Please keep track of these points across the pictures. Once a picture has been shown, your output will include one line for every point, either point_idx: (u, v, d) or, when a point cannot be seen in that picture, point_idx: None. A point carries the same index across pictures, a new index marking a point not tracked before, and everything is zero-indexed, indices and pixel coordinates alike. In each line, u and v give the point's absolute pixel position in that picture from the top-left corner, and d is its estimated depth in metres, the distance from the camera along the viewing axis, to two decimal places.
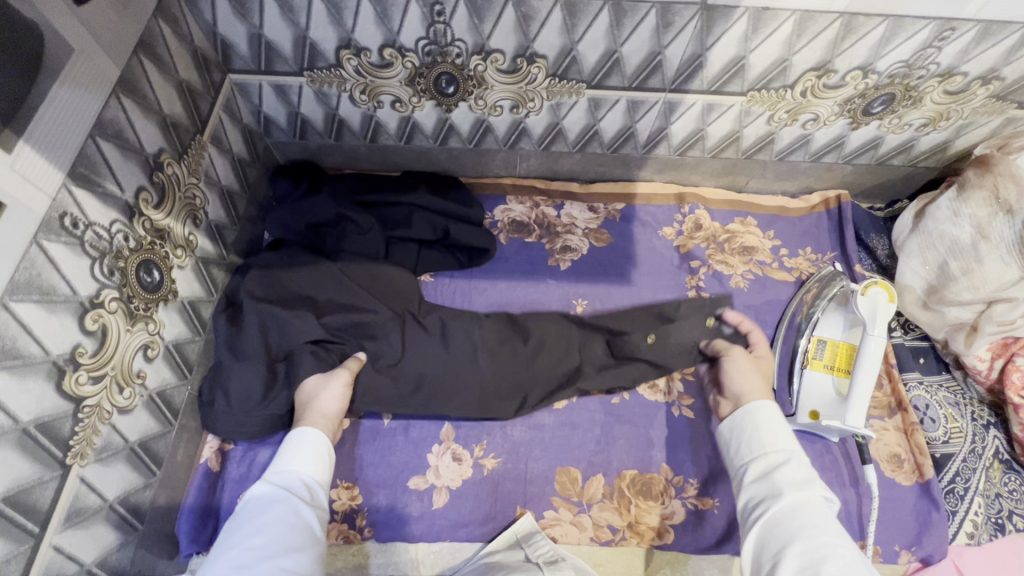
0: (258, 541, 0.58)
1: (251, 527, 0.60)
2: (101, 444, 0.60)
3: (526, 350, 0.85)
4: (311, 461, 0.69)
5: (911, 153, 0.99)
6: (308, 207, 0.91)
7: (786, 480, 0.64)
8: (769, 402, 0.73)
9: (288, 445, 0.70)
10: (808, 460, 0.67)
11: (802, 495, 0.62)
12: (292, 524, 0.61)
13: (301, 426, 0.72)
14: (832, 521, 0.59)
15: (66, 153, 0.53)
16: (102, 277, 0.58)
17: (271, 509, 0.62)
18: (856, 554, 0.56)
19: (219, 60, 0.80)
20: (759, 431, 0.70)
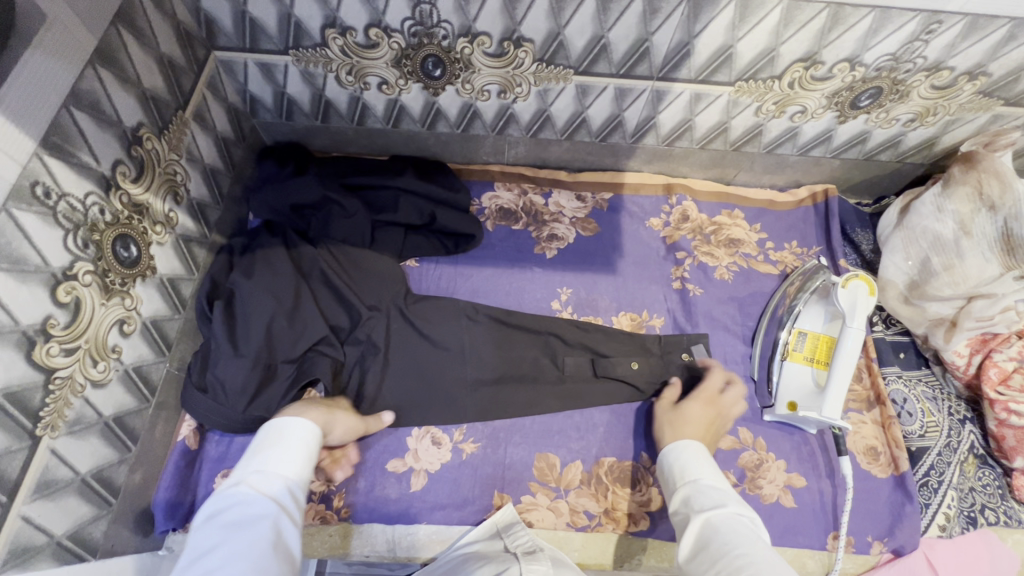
0: (242, 555, 0.53)
1: (234, 538, 0.55)
2: (74, 417, 0.60)
3: (502, 347, 0.91)
4: (293, 467, 0.65)
5: (899, 149, 0.99)
6: (290, 188, 0.90)
7: (705, 505, 0.65)
8: (679, 446, 0.75)
9: (275, 446, 0.66)
10: (715, 482, 0.68)
11: (719, 514, 0.63)
12: (275, 537, 0.56)
13: (289, 423, 0.69)
14: (748, 533, 0.60)
15: (38, 122, 0.52)
16: (75, 249, 0.58)
17: (256, 519, 0.57)
18: (762, 558, 0.56)
19: (203, 36, 0.79)
20: (679, 463, 0.72)
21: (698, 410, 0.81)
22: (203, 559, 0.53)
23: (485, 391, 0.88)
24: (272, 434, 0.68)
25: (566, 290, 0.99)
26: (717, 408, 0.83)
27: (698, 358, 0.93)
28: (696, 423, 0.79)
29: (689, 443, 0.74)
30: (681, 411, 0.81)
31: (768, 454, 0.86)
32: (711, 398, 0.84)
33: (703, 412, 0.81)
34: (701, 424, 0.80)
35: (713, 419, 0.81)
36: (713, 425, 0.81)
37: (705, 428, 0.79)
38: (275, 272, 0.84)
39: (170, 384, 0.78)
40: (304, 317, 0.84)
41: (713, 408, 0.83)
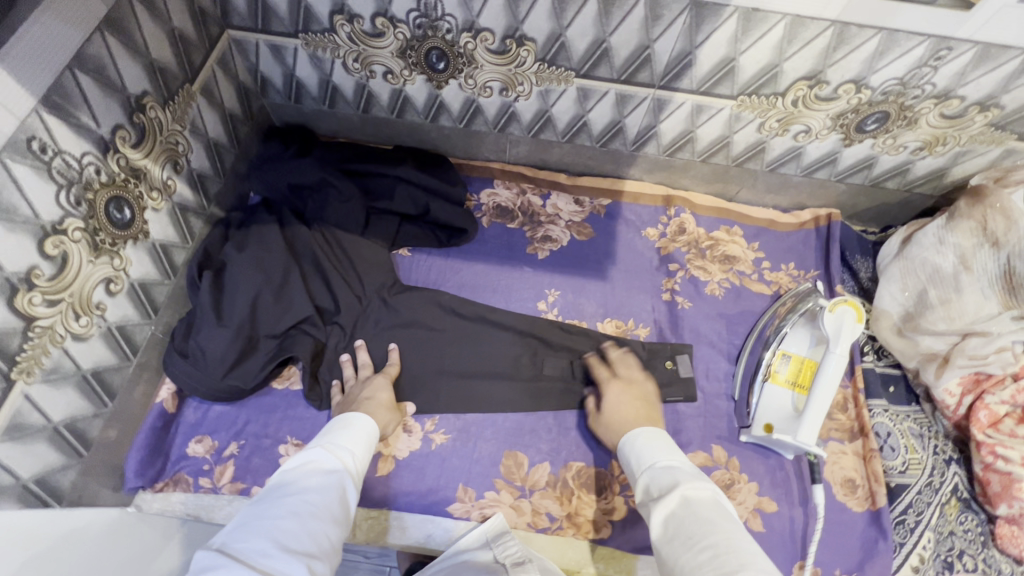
0: (313, 498, 0.60)
1: (306, 483, 0.62)
2: (50, 366, 0.62)
3: (481, 343, 0.92)
4: (363, 446, 0.72)
5: (907, 178, 0.96)
6: (290, 167, 0.92)
7: (662, 492, 0.64)
8: (630, 440, 0.73)
9: (346, 424, 0.73)
10: (672, 464, 0.67)
11: (676, 502, 0.62)
12: (337, 492, 0.63)
13: (360, 414, 0.75)
14: (708, 517, 0.59)
15: (40, 80, 0.55)
16: (67, 205, 0.60)
17: (325, 474, 0.64)
18: (733, 547, 0.55)
19: (217, 15, 0.82)
20: (633, 453, 0.72)
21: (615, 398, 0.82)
22: (277, 494, 0.61)
23: (461, 386, 0.89)
24: (344, 416, 0.74)
25: (554, 292, 0.99)
26: (636, 386, 0.85)
27: (681, 369, 0.92)
28: (628, 406, 0.80)
29: (632, 433, 0.74)
30: (610, 402, 0.82)
31: (741, 475, 0.84)
32: (625, 378, 0.86)
33: (626, 394, 0.83)
34: (630, 405, 0.81)
35: (639, 397, 0.83)
36: (643, 400, 0.82)
37: (634, 408, 0.80)
38: (266, 249, 0.86)
39: (154, 346, 0.81)
40: (290, 296, 0.85)
41: (632, 387, 0.84)
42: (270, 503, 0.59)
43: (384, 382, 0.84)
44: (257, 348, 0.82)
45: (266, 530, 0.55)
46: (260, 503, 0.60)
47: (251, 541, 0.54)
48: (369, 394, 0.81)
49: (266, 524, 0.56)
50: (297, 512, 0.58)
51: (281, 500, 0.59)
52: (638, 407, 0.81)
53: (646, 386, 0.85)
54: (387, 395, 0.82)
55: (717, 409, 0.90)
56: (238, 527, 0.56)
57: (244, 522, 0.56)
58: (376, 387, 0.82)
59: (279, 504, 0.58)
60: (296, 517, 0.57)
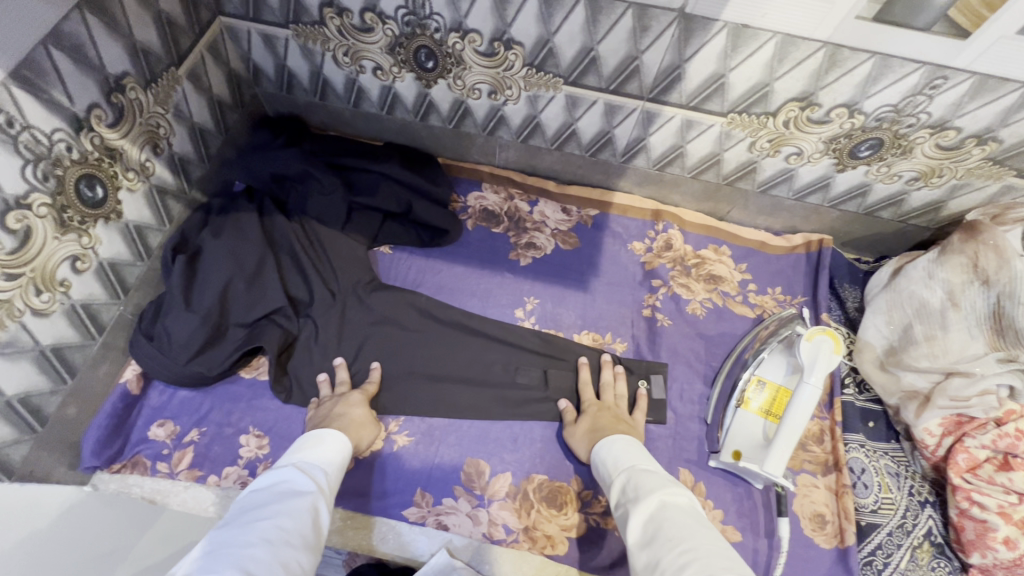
0: (285, 524, 0.59)
1: (278, 508, 0.61)
2: (6, 339, 0.62)
3: (454, 347, 0.91)
4: (333, 467, 0.71)
5: (902, 208, 0.94)
6: (276, 156, 0.92)
7: (639, 495, 0.65)
8: (609, 444, 0.76)
9: (316, 443, 0.72)
10: (649, 470, 0.70)
11: (654, 505, 0.63)
12: (309, 518, 0.62)
13: (330, 430, 0.75)
14: (685, 521, 0.60)
15: (8, 54, 0.55)
16: (33, 180, 0.61)
17: (297, 499, 0.63)
18: (712, 547, 0.56)
19: (210, 1, 0.82)
20: (611, 457, 0.74)
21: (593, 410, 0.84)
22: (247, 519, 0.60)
23: (430, 389, 0.88)
24: (313, 435, 0.74)
25: (532, 300, 0.98)
26: (612, 408, 0.85)
27: (654, 388, 0.90)
28: (602, 420, 0.82)
29: (609, 438, 0.77)
30: (588, 418, 0.83)
31: (706, 501, 0.82)
32: (603, 398, 0.86)
33: (601, 411, 0.84)
34: (604, 422, 0.81)
35: (613, 415, 0.83)
36: (618, 420, 0.83)
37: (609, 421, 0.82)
38: (242, 237, 0.85)
39: (123, 326, 0.80)
40: (263, 286, 0.85)
41: (608, 407, 0.85)
42: (240, 530, 0.57)
43: (361, 399, 0.82)
44: (225, 337, 0.82)
45: (236, 558, 0.53)
46: (228, 529, 0.58)
47: (220, 569, 0.52)
48: (344, 410, 0.80)
49: (235, 552, 0.55)
50: (270, 539, 0.57)
51: (251, 526, 0.58)
52: (612, 421, 0.82)
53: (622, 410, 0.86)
54: (362, 412, 0.81)
55: (688, 432, 0.88)
56: (207, 556, 0.54)
57: (213, 551, 0.55)
58: (351, 403, 0.81)
59: (250, 530, 0.57)
60: (270, 544, 0.56)
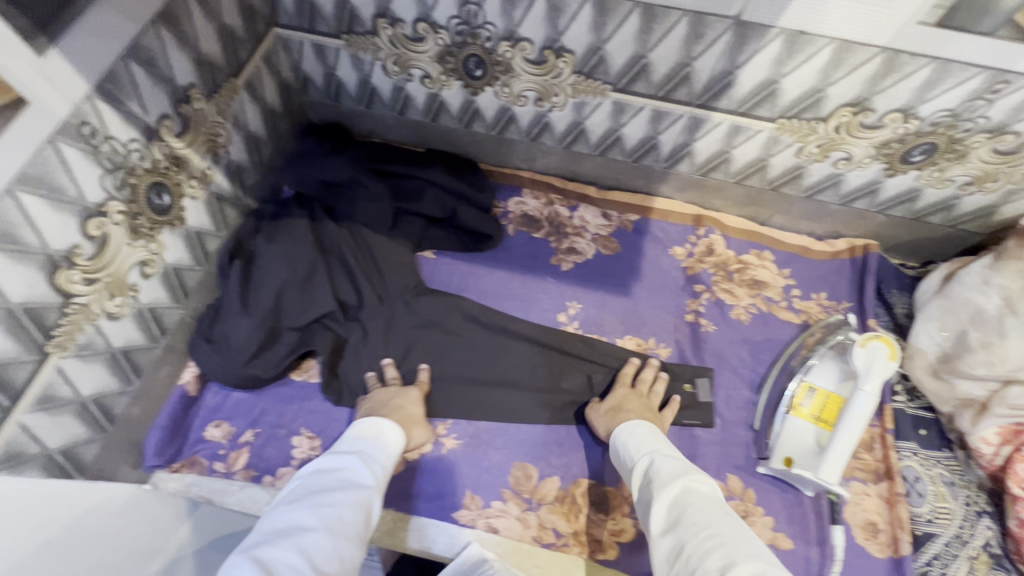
0: (345, 514, 0.63)
1: (338, 499, 0.64)
2: (84, 341, 0.64)
3: (500, 351, 0.92)
4: (390, 459, 0.74)
5: (952, 214, 0.93)
6: (324, 164, 0.94)
7: (663, 481, 0.67)
8: (630, 428, 0.77)
9: (378, 433, 0.75)
10: (671, 456, 0.71)
11: (678, 492, 0.65)
12: (366, 510, 0.65)
13: (389, 421, 0.77)
14: (708, 508, 0.62)
15: (94, 67, 0.57)
16: (110, 188, 0.63)
17: (357, 489, 0.66)
18: (737, 534, 0.58)
19: (266, 13, 0.84)
20: (631, 442, 0.75)
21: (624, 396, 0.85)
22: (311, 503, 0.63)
23: (477, 393, 0.89)
24: (375, 423, 0.76)
25: (575, 305, 0.99)
26: (645, 396, 0.87)
27: (700, 394, 0.90)
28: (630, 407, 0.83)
29: (631, 424, 0.77)
30: (617, 401, 0.84)
31: (756, 508, 0.82)
32: (638, 386, 0.88)
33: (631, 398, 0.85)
34: (632, 407, 0.83)
35: (642, 403, 0.85)
36: (645, 408, 0.84)
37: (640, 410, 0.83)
38: (295, 243, 0.87)
39: (182, 329, 0.83)
40: (315, 291, 0.87)
41: (639, 396, 0.86)
42: (303, 518, 0.61)
43: (417, 395, 0.85)
44: (280, 341, 0.84)
45: (299, 548, 0.57)
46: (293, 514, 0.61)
47: (284, 557, 0.56)
48: (401, 403, 0.82)
49: (297, 541, 0.58)
50: (331, 528, 0.60)
51: (313, 515, 0.61)
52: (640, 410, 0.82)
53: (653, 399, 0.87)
54: (417, 408, 0.83)
55: (735, 438, 0.87)
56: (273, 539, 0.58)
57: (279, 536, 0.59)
58: (408, 399, 0.83)
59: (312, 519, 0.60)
60: (331, 533, 0.60)
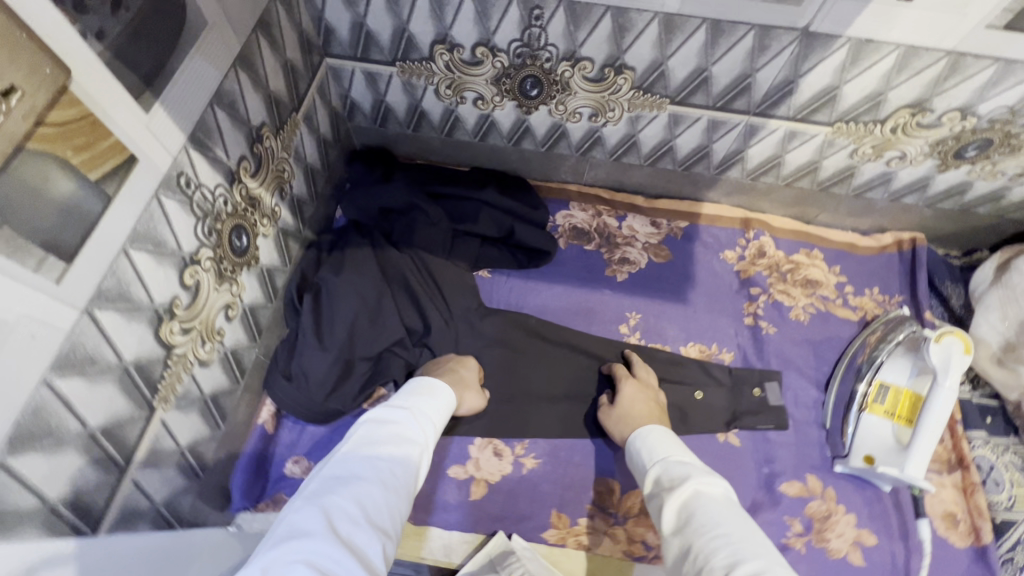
0: (397, 469, 0.59)
1: (392, 452, 0.61)
2: (182, 391, 0.64)
3: (569, 367, 0.93)
4: (438, 420, 0.71)
5: (1000, 204, 0.95)
6: (379, 192, 0.94)
7: (675, 482, 0.62)
8: (640, 432, 0.72)
9: (428, 395, 0.72)
10: (682, 457, 0.66)
11: (689, 494, 0.60)
12: (416, 466, 0.62)
13: (441, 385, 0.76)
14: (721, 511, 0.57)
15: (189, 117, 0.56)
16: (201, 236, 0.62)
17: (408, 444, 0.63)
18: (748, 536, 0.54)
19: (320, 45, 0.84)
20: (643, 446, 0.70)
21: (631, 395, 0.83)
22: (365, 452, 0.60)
23: (550, 411, 0.89)
24: (427, 384, 0.74)
25: (635, 315, 0.99)
26: (648, 388, 0.86)
27: (770, 397, 0.91)
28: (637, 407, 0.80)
29: (642, 428, 0.73)
30: (624, 404, 0.82)
31: (837, 506, 0.83)
32: (638, 378, 0.86)
33: (637, 395, 0.83)
34: (643, 408, 0.80)
35: (649, 398, 0.83)
36: (654, 404, 0.83)
37: (648, 409, 0.81)
38: (360, 272, 0.87)
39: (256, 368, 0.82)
40: (385, 319, 0.86)
41: (644, 392, 0.84)
42: (356, 467, 0.57)
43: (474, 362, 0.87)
44: (355, 373, 0.83)
45: (354, 498, 0.54)
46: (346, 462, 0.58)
47: (341, 505, 0.53)
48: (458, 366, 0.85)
49: (353, 489, 0.55)
50: (384, 482, 0.57)
51: (367, 464, 0.58)
52: (646, 408, 0.80)
53: (655, 389, 0.87)
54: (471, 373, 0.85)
55: (809, 438, 0.88)
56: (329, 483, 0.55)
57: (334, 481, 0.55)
58: (464, 363, 0.85)
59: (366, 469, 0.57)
60: (384, 487, 0.56)
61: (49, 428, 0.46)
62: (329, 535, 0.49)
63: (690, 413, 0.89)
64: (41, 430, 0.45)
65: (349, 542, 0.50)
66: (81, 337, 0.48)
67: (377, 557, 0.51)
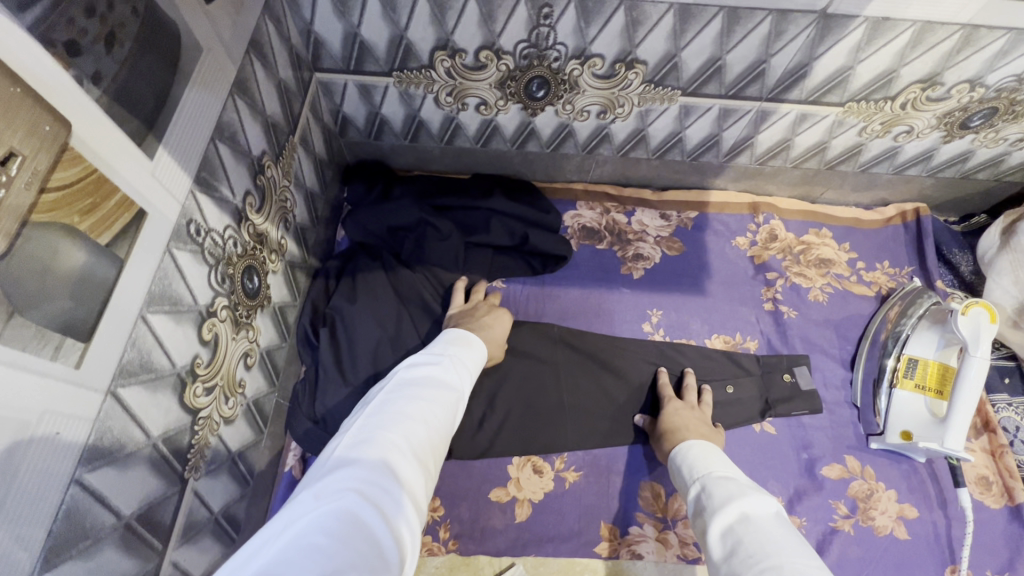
0: (437, 412, 0.55)
1: (433, 394, 0.56)
2: (211, 456, 0.59)
3: (600, 373, 0.89)
4: (476, 370, 0.66)
5: (999, 168, 0.97)
6: (386, 210, 0.88)
7: (719, 504, 0.58)
8: (685, 453, 0.70)
9: (466, 346, 0.67)
10: (732, 476, 0.62)
11: (735, 518, 0.55)
12: (456, 409, 0.58)
13: (475, 337, 0.70)
14: (769, 537, 0.52)
15: (192, 158, 0.51)
16: (216, 285, 0.56)
17: (448, 388, 0.59)
18: (803, 566, 0.48)
19: (309, 59, 0.78)
20: (687, 466, 0.68)
21: (679, 414, 0.79)
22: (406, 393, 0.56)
23: (587, 422, 0.86)
24: (464, 335, 0.69)
25: (656, 312, 0.97)
26: (696, 410, 0.82)
27: (800, 381, 0.91)
28: (687, 423, 0.77)
29: (686, 444, 0.71)
30: (667, 419, 0.79)
31: (878, 483, 0.84)
32: (687, 400, 0.83)
33: (685, 413, 0.80)
34: (690, 424, 0.77)
35: (697, 416, 0.80)
36: (700, 421, 0.79)
37: (695, 426, 0.77)
38: (377, 299, 0.82)
39: (277, 413, 0.77)
40: (407, 346, 0.81)
41: (692, 409, 0.81)
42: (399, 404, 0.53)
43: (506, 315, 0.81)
44: None
45: (400, 433, 0.50)
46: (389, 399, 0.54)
47: (387, 437, 0.49)
48: (490, 322, 0.78)
49: (398, 425, 0.51)
50: (426, 420, 0.53)
51: (410, 402, 0.54)
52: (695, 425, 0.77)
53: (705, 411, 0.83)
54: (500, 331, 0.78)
55: (841, 418, 0.89)
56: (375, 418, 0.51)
57: (379, 415, 0.52)
58: (496, 319, 0.79)
59: (409, 407, 0.53)
60: (425, 426, 0.52)
61: (84, 530, 0.41)
62: (377, 468, 0.46)
63: (725, 408, 0.88)
64: (76, 534, 0.41)
65: (395, 472, 0.47)
66: (107, 422, 0.42)
67: (421, 492, 0.48)
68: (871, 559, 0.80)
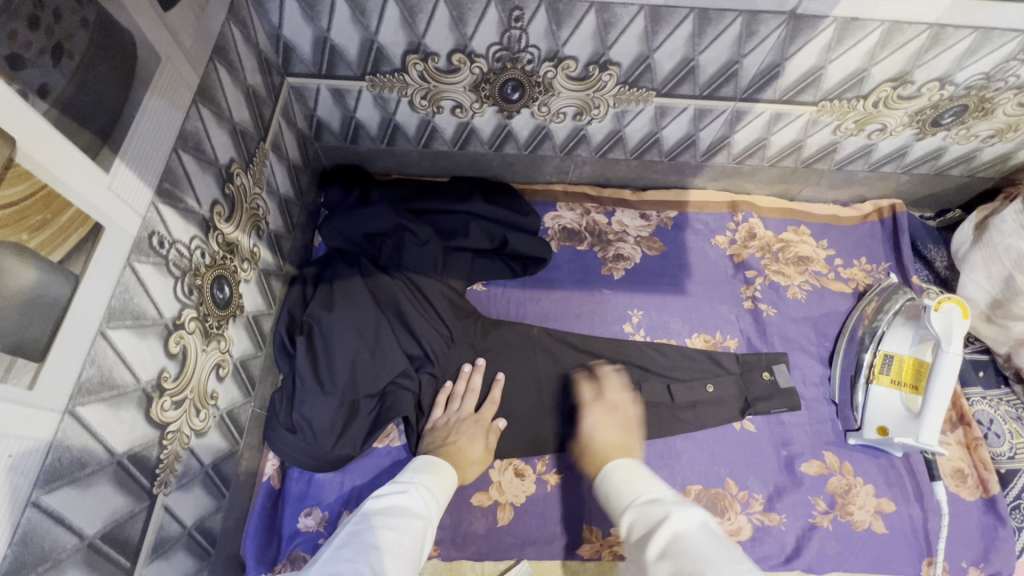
0: (404, 540, 0.57)
1: (399, 520, 0.59)
2: (181, 470, 0.58)
3: (581, 375, 0.89)
4: (445, 498, 0.68)
5: (972, 164, 0.98)
6: (363, 215, 0.87)
7: (651, 529, 0.56)
8: (609, 470, 0.67)
9: (434, 472, 0.70)
10: (658, 497, 0.60)
11: (668, 540, 0.53)
12: (424, 535, 0.60)
13: (445, 461, 0.73)
14: (701, 551, 0.50)
15: (153, 169, 0.50)
16: (182, 297, 0.55)
17: (415, 516, 0.61)
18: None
19: (279, 64, 0.77)
20: (613, 489, 0.65)
21: (598, 422, 0.77)
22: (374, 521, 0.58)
23: (568, 424, 0.86)
24: (434, 460, 0.72)
25: (637, 313, 0.96)
26: (613, 409, 0.80)
27: (779, 379, 0.91)
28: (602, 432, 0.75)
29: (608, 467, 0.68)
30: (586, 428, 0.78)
31: (856, 479, 0.85)
32: (605, 400, 0.81)
33: (604, 419, 0.78)
34: (607, 432, 0.75)
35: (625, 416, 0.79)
36: (621, 425, 0.77)
37: (614, 432, 0.76)
38: (355, 306, 0.81)
39: (254, 423, 0.76)
40: (385, 352, 0.80)
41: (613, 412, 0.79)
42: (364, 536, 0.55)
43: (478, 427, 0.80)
44: (365, 422, 0.78)
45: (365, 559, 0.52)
46: (354, 531, 0.56)
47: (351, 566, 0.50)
48: (462, 442, 0.77)
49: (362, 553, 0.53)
50: (393, 548, 0.55)
51: (375, 531, 0.56)
52: (613, 432, 0.76)
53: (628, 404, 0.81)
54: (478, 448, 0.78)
55: (820, 415, 0.90)
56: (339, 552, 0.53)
57: (344, 547, 0.54)
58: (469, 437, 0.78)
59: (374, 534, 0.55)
60: (393, 553, 0.54)
61: (43, 552, 0.41)
62: None
63: (706, 408, 0.88)
64: (35, 557, 0.40)
65: None
66: (66, 442, 0.42)
67: None
68: (849, 553, 0.80)
